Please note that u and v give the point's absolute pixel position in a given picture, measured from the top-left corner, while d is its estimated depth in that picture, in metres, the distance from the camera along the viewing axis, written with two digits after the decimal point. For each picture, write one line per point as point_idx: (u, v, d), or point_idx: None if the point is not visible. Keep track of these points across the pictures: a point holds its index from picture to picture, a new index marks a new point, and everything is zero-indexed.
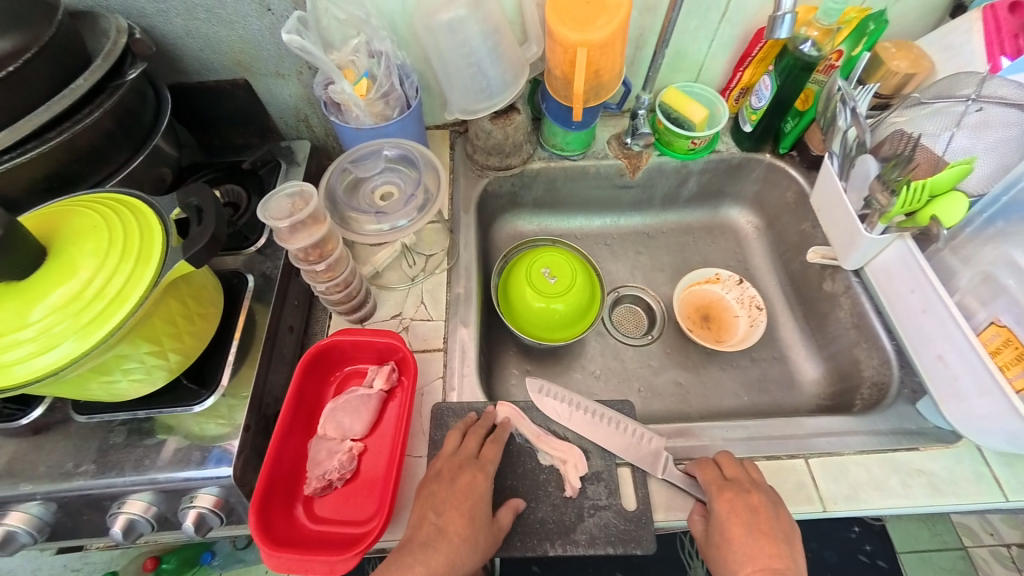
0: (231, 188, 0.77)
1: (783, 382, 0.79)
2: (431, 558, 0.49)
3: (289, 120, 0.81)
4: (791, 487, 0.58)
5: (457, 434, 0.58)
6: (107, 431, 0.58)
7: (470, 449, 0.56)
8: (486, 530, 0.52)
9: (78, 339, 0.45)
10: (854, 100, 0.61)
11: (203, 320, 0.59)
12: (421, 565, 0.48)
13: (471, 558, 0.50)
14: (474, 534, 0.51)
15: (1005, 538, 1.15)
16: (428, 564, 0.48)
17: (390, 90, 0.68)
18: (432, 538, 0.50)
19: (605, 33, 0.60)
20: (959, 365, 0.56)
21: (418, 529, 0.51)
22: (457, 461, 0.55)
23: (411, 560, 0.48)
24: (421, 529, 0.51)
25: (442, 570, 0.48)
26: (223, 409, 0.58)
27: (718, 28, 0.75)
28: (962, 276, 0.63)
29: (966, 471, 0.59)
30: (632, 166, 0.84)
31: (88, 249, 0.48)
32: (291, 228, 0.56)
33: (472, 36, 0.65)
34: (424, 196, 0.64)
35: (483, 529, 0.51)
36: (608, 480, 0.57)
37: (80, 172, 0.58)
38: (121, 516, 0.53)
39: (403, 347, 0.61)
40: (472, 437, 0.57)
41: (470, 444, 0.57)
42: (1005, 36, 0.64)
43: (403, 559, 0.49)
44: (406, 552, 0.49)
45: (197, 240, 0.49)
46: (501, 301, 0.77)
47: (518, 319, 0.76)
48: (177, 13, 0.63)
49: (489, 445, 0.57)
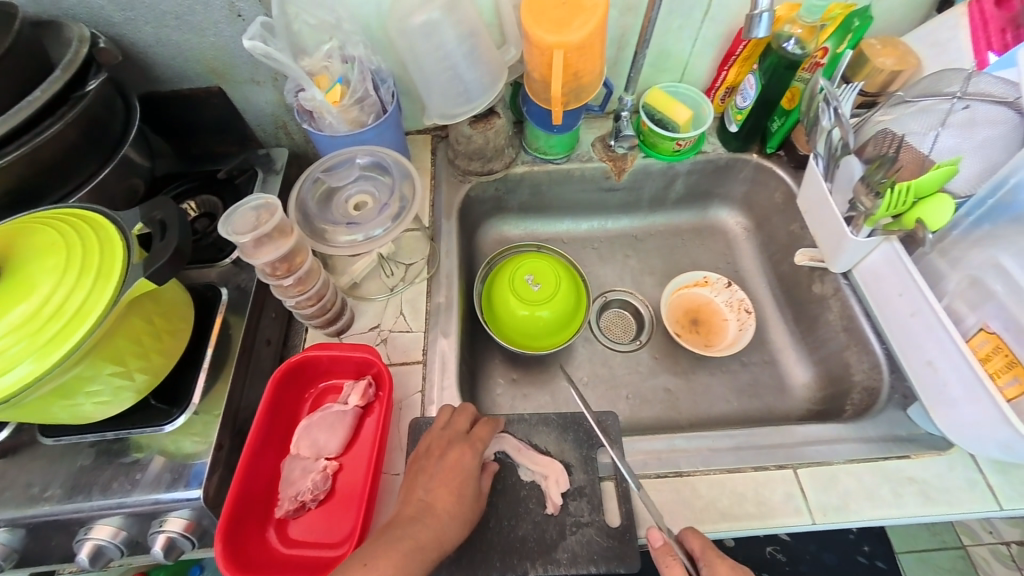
0: (207, 199, 0.75)
1: (775, 386, 0.77)
2: (418, 531, 0.47)
3: (268, 127, 0.79)
4: (780, 498, 0.57)
5: (449, 411, 0.57)
6: (76, 452, 0.56)
7: (461, 426, 0.56)
8: (472, 504, 0.52)
9: (35, 360, 0.43)
10: (837, 100, 0.58)
11: (171, 336, 0.57)
12: (407, 539, 0.47)
13: (457, 531, 0.50)
14: (462, 510, 0.51)
15: (1004, 535, 1.14)
16: (416, 538, 0.47)
17: (365, 95, 0.66)
18: (420, 513, 0.49)
19: (582, 34, 0.59)
20: (948, 371, 0.54)
21: (406, 505, 0.50)
22: (447, 437, 0.55)
23: (399, 533, 0.47)
24: (409, 505, 0.50)
25: (430, 545, 0.47)
26: (197, 426, 0.57)
27: (702, 27, 0.73)
28: (950, 279, 0.61)
29: (958, 479, 0.57)
30: (618, 168, 0.82)
31: (47, 266, 0.46)
32: (255, 242, 0.55)
33: (446, 40, 0.63)
34: (399, 205, 0.62)
35: (470, 504, 0.52)
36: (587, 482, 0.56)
37: (42, 186, 0.56)
38: (89, 541, 0.51)
39: (378, 361, 0.60)
40: (463, 415, 0.56)
41: (461, 422, 0.56)
42: (993, 29, 0.62)
43: (391, 533, 0.47)
44: (393, 529, 0.48)
45: (159, 256, 0.48)
46: (487, 310, 0.75)
47: (508, 331, 0.74)
48: (145, 20, 0.62)
49: (481, 426, 0.57)
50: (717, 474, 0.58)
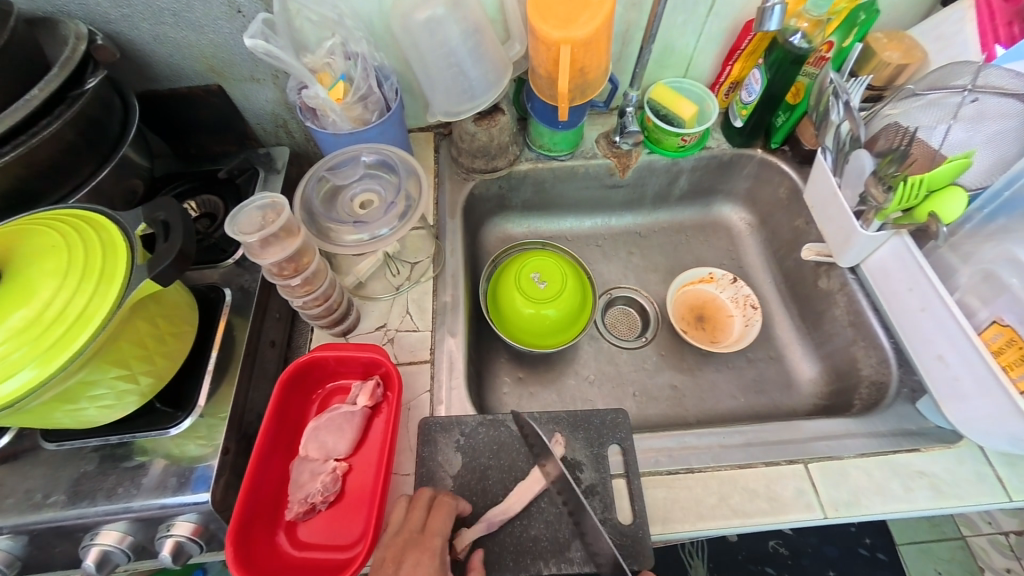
0: (208, 199, 0.73)
1: (781, 382, 0.77)
2: None
3: (268, 125, 0.78)
4: (791, 494, 0.56)
5: (450, 443, 0.57)
6: (79, 458, 0.55)
7: (415, 522, 0.50)
8: None
9: (38, 366, 0.42)
10: (847, 93, 0.60)
11: (175, 339, 0.56)
12: None
13: None
14: None
15: (1003, 525, 1.15)
16: None
17: (368, 93, 0.65)
18: None
19: (589, 29, 0.58)
20: (960, 365, 0.54)
21: None
22: (401, 540, 0.49)
23: None
24: None
25: None
26: (203, 429, 0.56)
27: (706, 22, 0.73)
28: (962, 273, 0.62)
29: (968, 472, 0.58)
30: (621, 165, 0.82)
31: (47, 270, 0.45)
32: (262, 242, 0.54)
33: (451, 36, 0.63)
34: (405, 203, 0.62)
35: None
36: (567, 501, 0.53)
37: (41, 188, 0.55)
38: (95, 547, 0.50)
39: (387, 361, 0.59)
40: (418, 505, 0.51)
41: (415, 516, 0.50)
42: (999, 24, 0.62)
43: None
44: None
45: (164, 257, 0.47)
46: (500, 325, 0.74)
47: (529, 338, 0.73)
48: (142, 18, 0.61)
49: (436, 514, 0.50)
50: (727, 471, 0.58)
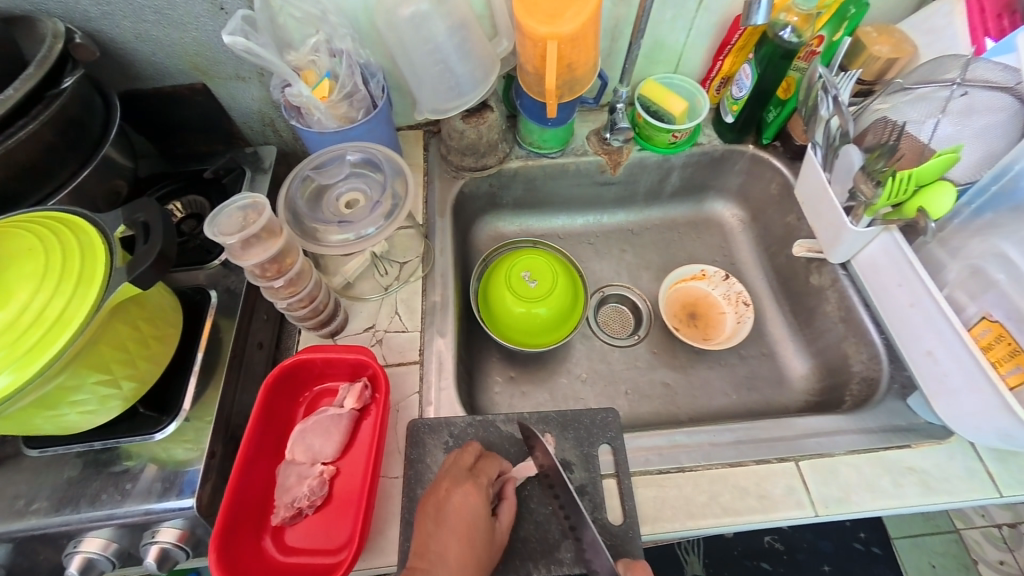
0: (193, 199, 0.72)
1: (773, 379, 0.77)
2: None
3: (254, 124, 0.77)
4: (781, 491, 0.56)
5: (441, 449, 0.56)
6: (62, 464, 0.54)
7: (466, 461, 0.53)
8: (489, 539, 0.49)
9: (14, 371, 0.41)
10: (836, 88, 0.59)
11: (158, 342, 0.56)
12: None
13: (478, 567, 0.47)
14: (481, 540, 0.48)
15: (996, 518, 1.16)
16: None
17: (354, 90, 0.64)
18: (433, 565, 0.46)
19: (576, 25, 0.57)
20: (949, 361, 0.54)
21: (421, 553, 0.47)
22: (453, 474, 0.52)
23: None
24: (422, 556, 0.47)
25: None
26: (189, 432, 0.55)
27: (696, 17, 0.72)
28: (950, 270, 0.61)
29: (958, 467, 0.58)
30: (612, 162, 0.81)
31: (24, 274, 0.44)
32: (242, 243, 0.53)
33: (436, 32, 0.62)
34: (391, 202, 0.61)
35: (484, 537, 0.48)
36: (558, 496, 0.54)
37: (19, 190, 0.54)
38: (78, 555, 0.50)
39: (374, 362, 0.58)
40: (468, 449, 0.54)
41: (464, 457, 0.53)
42: (988, 16, 0.62)
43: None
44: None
45: (143, 260, 0.46)
46: (492, 325, 0.73)
47: (519, 336, 0.72)
48: (123, 15, 0.59)
49: (486, 460, 0.54)
50: (719, 469, 0.58)
